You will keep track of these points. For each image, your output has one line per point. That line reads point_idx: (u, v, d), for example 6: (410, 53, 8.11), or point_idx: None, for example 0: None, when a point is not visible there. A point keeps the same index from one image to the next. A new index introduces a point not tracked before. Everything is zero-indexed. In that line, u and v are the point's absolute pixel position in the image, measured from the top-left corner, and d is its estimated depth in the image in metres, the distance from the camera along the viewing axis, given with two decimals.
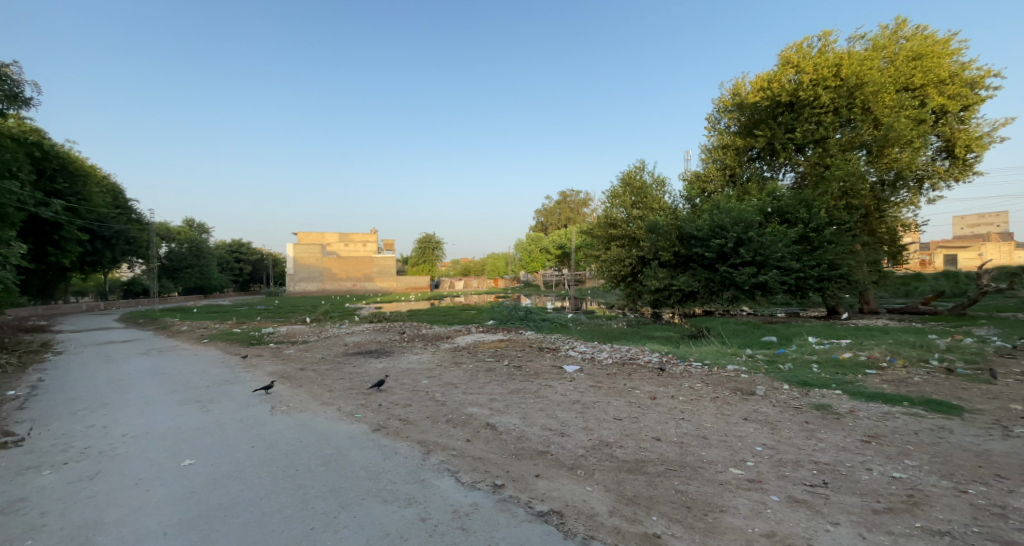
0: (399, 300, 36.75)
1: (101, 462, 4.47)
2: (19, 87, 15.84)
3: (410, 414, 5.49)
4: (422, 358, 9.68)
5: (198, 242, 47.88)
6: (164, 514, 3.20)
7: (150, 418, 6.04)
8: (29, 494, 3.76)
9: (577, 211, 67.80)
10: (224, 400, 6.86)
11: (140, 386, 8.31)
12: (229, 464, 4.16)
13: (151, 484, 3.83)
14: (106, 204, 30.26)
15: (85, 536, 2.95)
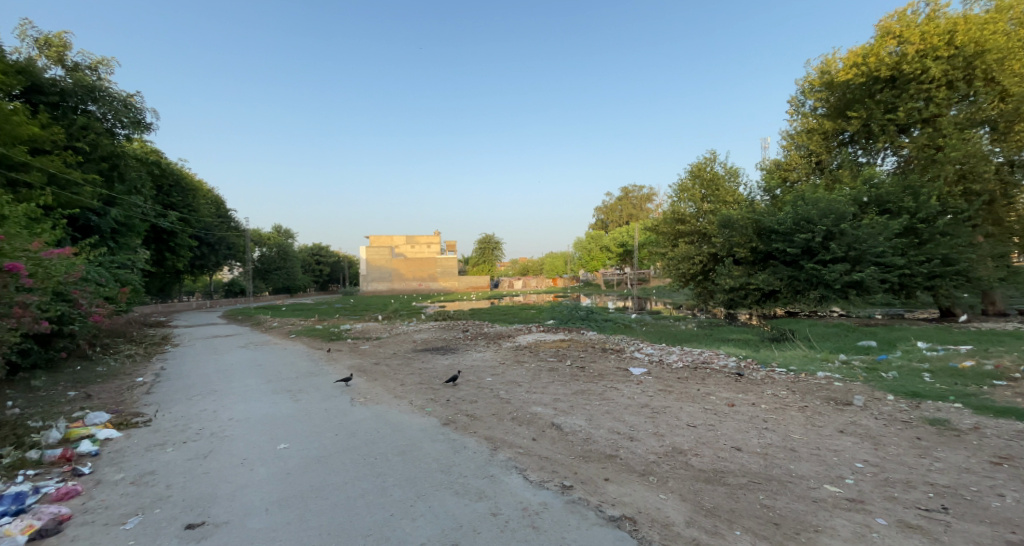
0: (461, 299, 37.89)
1: (212, 442, 5.11)
2: (140, 113, 18.92)
3: (476, 410, 5.65)
4: (486, 356, 9.89)
5: (285, 246, 52.83)
6: (265, 492, 3.57)
7: (250, 405, 6.80)
8: (157, 467, 4.41)
9: (640, 207, 65.46)
10: (311, 390, 7.52)
11: (240, 375, 9.37)
12: (317, 449, 4.57)
13: (254, 463, 4.31)
14: (211, 215, 34.29)
15: (203, 507, 3.38)
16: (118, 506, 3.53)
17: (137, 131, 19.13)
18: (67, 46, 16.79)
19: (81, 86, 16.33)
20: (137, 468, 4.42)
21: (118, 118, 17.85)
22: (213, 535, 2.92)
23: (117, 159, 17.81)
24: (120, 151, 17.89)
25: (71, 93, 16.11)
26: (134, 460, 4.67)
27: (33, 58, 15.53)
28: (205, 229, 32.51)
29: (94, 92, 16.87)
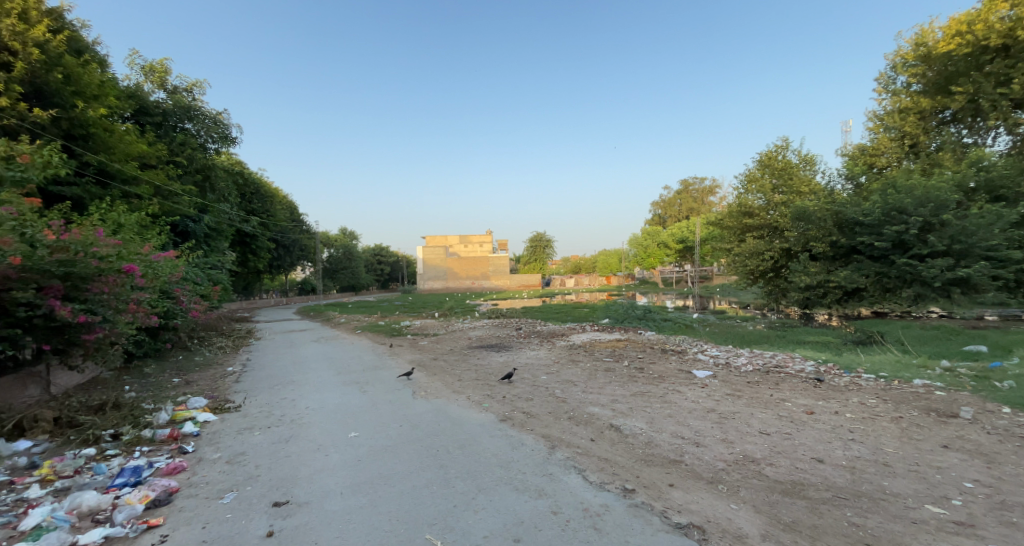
0: (514, 297, 38.23)
1: (292, 428, 5.58)
2: (227, 129, 21.15)
3: (533, 407, 5.67)
4: (541, 354, 9.91)
5: (350, 247, 56.26)
6: (339, 477, 3.83)
7: (323, 395, 7.33)
8: (247, 449, 4.89)
9: (701, 201, 62.24)
10: (377, 383, 7.95)
11: (314, 368, 10.12)
12: (384, 439, 4.83)
13: (329, 449, 4.65)
14: (286, 219, 37.23)
15: (287, 487, 3.70)
16: (216, 482, 3.95)
17: (224, 145, 21.42)
18: (168, 72, 18.97)
19: (178, 106, 18.43)
20: (229, 449, 4.92)
21: (208, 133, 19.93)
22: (296, 514, 3.19)
23: (208, 170, 19.84)
24: (210, 163, 19.94)
25: (170, 113, 18.22)
26: (227, 441, 5.21)
27: (142, 84, 17.76)
28: (281, 232, 35.36)
29: (190, 111, 19.02)
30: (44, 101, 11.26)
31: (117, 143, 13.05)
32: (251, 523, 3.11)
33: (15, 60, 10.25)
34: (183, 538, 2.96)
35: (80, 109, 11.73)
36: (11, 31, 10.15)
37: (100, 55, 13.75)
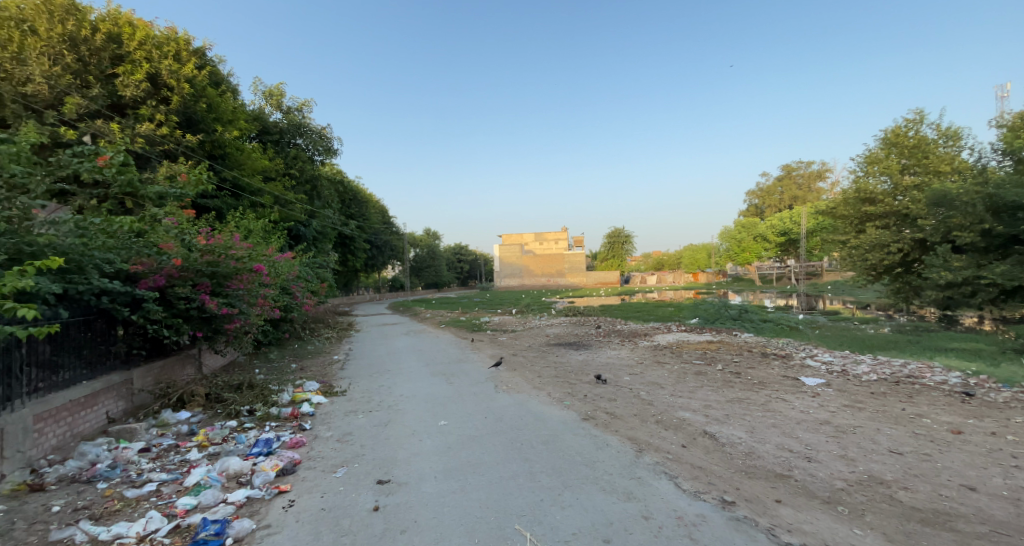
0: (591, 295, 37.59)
1: (389, 413, 6.08)
2: (331, 142, 23.46)
3: (616, 408, 5.53)
4: (622, 354, 9.63)
5: (433, 246, 59.46)
6: (432, 462, 4.09)
7: (414, 384, 7.88)
8: (352, 430, 5.42)
9: (807, 188, 55.73)
10: (462, 376, 8.33)
11: (405, 359, 10.91)
12: (471, 429, 5.05)
13: (422, 435, 4.98)
14: (378, 222, 40.41)
15: (388, 467, 4.04)
16: (329, 458, 4.45)
17: (328, 156, 23.80)
18: (283, 94, 21.60)
19: (291, 124, 20.92)
20: (338, 429, 5.51)
21: (315, 147, 22.34)
22: (396, 492, 3.46)
23: (315, 180, 22.22)
24: (317, 173, 22.32)
25: (285, 131, 20.75)
26: (337, 422, 5.84)
27: (263, 108, 20.47)
28: (375, 234, 38.46)
29: (300, 128, 21.43)
30: (193, 128, 13.45)
31: (245, 160, 15.19)
32: (360, 497, 3.45)
33: (173, 95, 12.42)
34: (305, 505, 3.38)
35: (218, 133, 13.87)
36: (170, 71, 12.28)
37: (231, 85, 16.10)
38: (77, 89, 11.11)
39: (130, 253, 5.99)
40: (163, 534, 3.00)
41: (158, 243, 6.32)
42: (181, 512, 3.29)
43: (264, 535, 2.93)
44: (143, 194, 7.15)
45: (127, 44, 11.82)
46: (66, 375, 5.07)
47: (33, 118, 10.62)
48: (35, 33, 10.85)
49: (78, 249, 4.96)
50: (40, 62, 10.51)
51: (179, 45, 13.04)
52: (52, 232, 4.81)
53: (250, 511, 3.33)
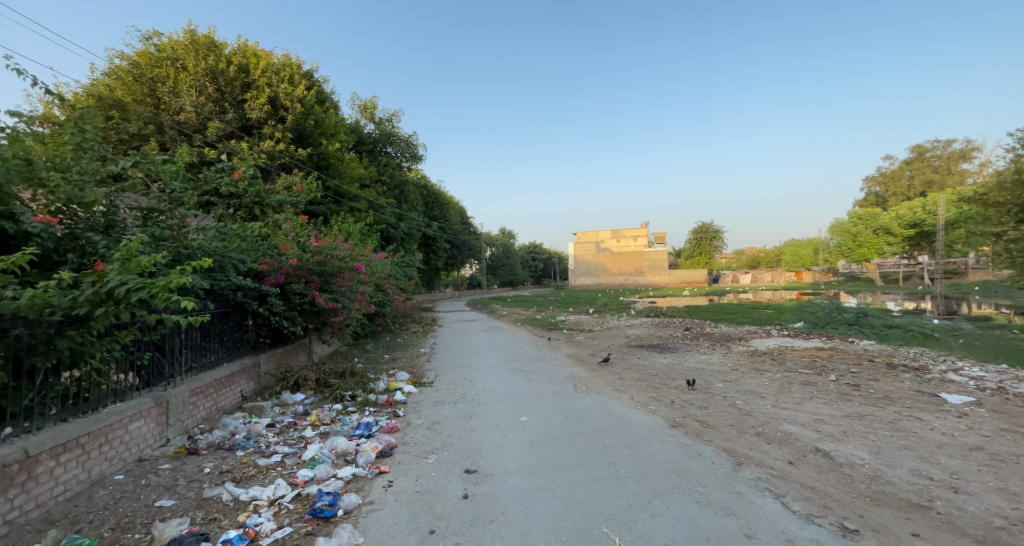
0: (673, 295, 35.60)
1: (472, 406, 6.31)
2: (417, 148, 24.92)
3: (708, 417, 5.19)
4: (713, 359, 8.98)
5: (508, 245, 60.49)
6: (516, 456, 4.17)
7: (494, 380, 8.08)
8: (440, 419, 5.73)
9: (943, 171, 47.38)
10: (542, 373, 8.37)
11: (486, 354, 11.25)
12: (553, 427, 5.06)
13: (505, 429, 5.09)
14: (457, 222, 41.98)
15: (474, 458, 4.21)
16: (420, 444, 4.75)
17: (415, 162, 25.30)
18: (376, 107, 23.42)
19: (382, 134, 22.62)
20: (428, 418, 5.85)
21: (402, 153, 23.92)
22: (483, 483, 3.59)
23: (403, 184, 23.77)
24: (404, 178, 23.88)
25: (377, 140, 22.50)
26: (426, 411, 6.20)
27: (359, 120, 22.37)
28: (454, 234, 40.11)
29: (391, 137, 23.07)
30: (303, 143, 15.17)
31: (345, 169, 16.74)
32: (450, 484, 3.63)
33: (287, 114, 14.10)
34: (403, 486, 3.65)
35: (323, 146, 15.46)
36: (286, 93, 13.96)
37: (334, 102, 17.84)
38: (216, 114, 13.09)
39: (258, 254, 6.96)
40: (288, 500, 3.43)
41: (277, 245, 7.25)
42: (301, 482, 3.74)
43: (369, 511, 3.22)
44: (267, 203, 8.23)
45: (253, 72, 13.64)
46: (212, 358, 6.02)
47: (185, 141, 12.72)
48: (186, 69, 12.95)
49: (220, 250, 5.86)
50: (190, 94, 12.55)
51: (292, 69, 14.74)
52: (202, 236, 5.75)
53: (357, 488, 3.68)
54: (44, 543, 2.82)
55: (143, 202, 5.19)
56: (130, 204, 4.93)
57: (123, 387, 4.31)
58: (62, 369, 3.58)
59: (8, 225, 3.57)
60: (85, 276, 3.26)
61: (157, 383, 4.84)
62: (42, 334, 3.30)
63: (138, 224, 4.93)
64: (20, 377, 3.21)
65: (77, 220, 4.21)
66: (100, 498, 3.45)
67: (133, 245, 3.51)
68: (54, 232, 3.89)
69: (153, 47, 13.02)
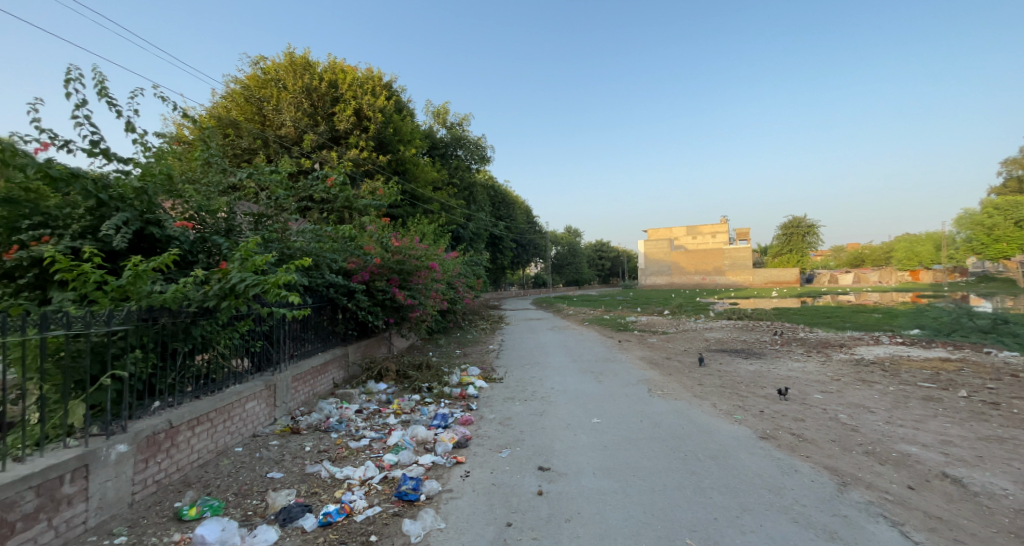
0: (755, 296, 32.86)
1: (543, 404, 6.33)
2: (486, 150, 25.50)
3: (804, 430, 4.72)
4: (807, 367, 8.15)
5: (575, 244, 59.79)
6: (590, 457, 4.12)
7: (564, 379, 8.03)
8: (511, 415, 5.82)
9: None
10: (613, 375, 8.16)
11: (554, 353, 11.22)
12: (627, 430, 4.92)
13: (577, 430, 5.04)
14: (523, 222, 42.34)
15: (547, 456, 4.22)
16: (494, 438, 4.87)
17: (484, 163, 25.91)
18: (448, 111, 24.32)
19: (453, 138, 23.43)
20: (500, 413, 5.97)
21: (472, 156, 24.62)
22: (558, 481, 3.60)
23: (472, 186, 24.50)
24: (473, 179, 24.60)
25: (449, 144, 23.37)
26: (498, 406, 6.34)
27: (432, 126, 23.39)
28: (521, 233, 40.56)
29: (461, 139, 23.82)
30: (384, 150, 16.22)
31: (420, 173, 17.62)
32: (524, 479, 3.68)
33: (370, 124, 15.18)
34: (479, 478, 3.76)
35: (401, 152, 16.41)
36: (369, 104, 15.02)
37: (410, 109, 18.83)
38: (310, 127, 14.44)
39: (347, 253, 7.57)
40: (377, 481, 3.70)
41: (362, 245, 7.84)
42: (387, 466, 4.02)
43: (448, 498, 3.37)
44: (355, 207, 8.91)
45: (341, 87, 14.85)
46: (309, 347, 6.66)
47: (285, 153, 14.19)
48: (286, 88, 14.44)
49: (316, 250, 6.41)
50: (289, 110, 13.96)
51: (374, 82, 15.84)
52: (303, 237, 6.24)
53: (437, 475, 3.87)
54: (183, 502, 3.30)
55: (255, 208, 5.89)
56: (245, 210, 5.62)
57: (241, 371, 4.91)
58: (196, 353, 4.18)
59: (155, 230, 4.26)
60: (212, 274, 3.78)
61: (267, 368, 5.46)
62: (181, 323, 3.89)
63: (251, 228, 5.59)
64: (167, 358, 3.80)
65: (204, 225, 4.89)
66: (224, 467, 3.98)
67: (250, 246, 3.99)
68: (188, 235, 4.55)
69: (260, 70, 14.64)
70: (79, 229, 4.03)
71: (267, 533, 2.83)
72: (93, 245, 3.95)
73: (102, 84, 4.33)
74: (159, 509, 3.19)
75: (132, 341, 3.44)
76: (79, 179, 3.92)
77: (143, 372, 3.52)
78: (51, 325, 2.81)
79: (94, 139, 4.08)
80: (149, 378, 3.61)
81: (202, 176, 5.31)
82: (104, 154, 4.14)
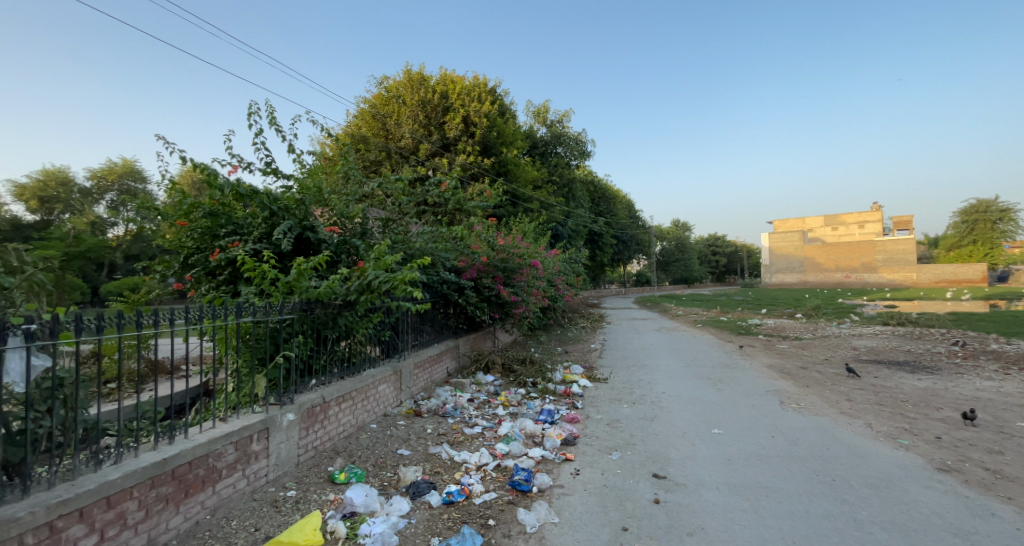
0: (916, 296, 27.14)
1: (654, 409, 6.02)
2: (586, 145, 25.09)
3: (1003, 466, 3.78)
4: (1002, 388, 6.49)
5: (683, 239, 55.80)
6: (711, 470, 3.81)
7: (676, 384, 7.54)
8: (620, 417, 5.66)
9: None
10: (733, 383, 7.42)
11: (663, 355, 10.60)
12: (755, 445, 4.44)
13: (694, 439, 4.70)
14: (625, 217, 40.79)
15: (662, 463, 4.01)
16: (603, 439, 4.78)
17: (584, 159, 25.55)
18: (548, 110, 24.45)
19: (554, 135, 23.45)
20: (607, 414, 5.84)
21: (572, 152, 24.42)
22: (676, 492, 3.40)
23: (571, 183, 24.40)
24: (572, 176, 24.43)
25: (549, 142, 23.46)
26: (605, 407, 6.21)
27: (533, 126, 23.71)
28: (622, 229, 39.16)
29: (561, 137, 23.77)
30: (488, 153, 16.97)
31: (521, 173, 18.04)
32: (638, 485, 3.55)
33: (477, 129, 16.01)
34: (590, 477, 3.73)
35: (504, 154, 17.01)
36: (475, 111, 15.84)
37: (513, 111, 19.34)
38: (424, 137, 15.73)
39: (457, 252, 8.07)
40: (491, 468, 3.90)
41: (470, 245, 8.28)
42: (499, 454, 4.21)
43: (560, 493, 3.41)
44: (465, 208, 9.44)
45: (450, 97, 15.88)
46: (427, 338, 7.26)
47: (404, 161, 15.60)
48: (405, 103, 15.93)
49: (433, 249, 6.93)
50: (407, 123, 15.37)
51: (480, 88, 16.64)
52: (422, 237, 6.83)
53: (547, 470, 3.93)
54: (334, 467, 3.86)
55: (384, 213, 6.57)
56: (375, 215, 6.34)
57: (373, 357, 5.55)
58: (341, 339, 4.84)
59: (310, 235, 5.04)
60: (353, 272, 4.34)
61: (393, 356, 6.10)
62: (329, 313, 4.54)
63: (380, 231, 6.28)
64: (320, 343, 4.46)
65: (345, 229, 5.63)
66: (363, 440, 4.54)
67: (382, 248, 4.47)
68: (334, 238, 5.29)
69: (383, 89, 16.35)
70: (258, 235, 4.94)
71: (400, 503, 3.17)
72: (268, 248, 4.82)
73: (272, 115, 5.24)
74: (317, 471, 3.78)
75: (296, 328, 4.11)
76: (259, 195, 4.82)
77: (304, 353, 4.19)
78: (243, 313, 3.49)
79: (268, 161, 4.96)
80: (309, 359, 4.28)
81: (343, 188, 6.12)
82: (274, 172, 5.01)
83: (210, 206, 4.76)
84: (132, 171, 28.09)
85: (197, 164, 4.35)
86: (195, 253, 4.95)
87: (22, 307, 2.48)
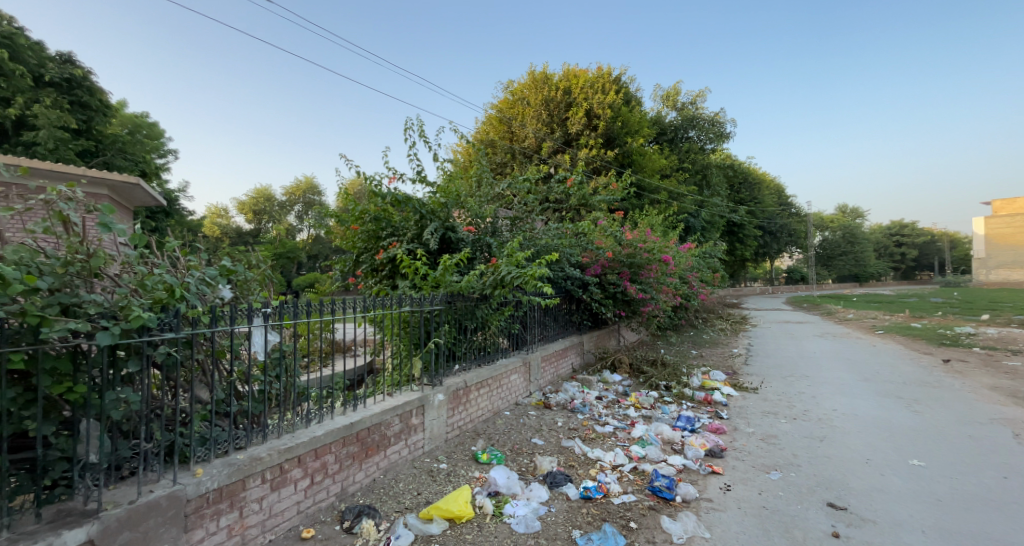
0: None
1: (821, 427, 5.14)
2: (724, 126, 22.56)
3: None
4: None
5: (852, 228, 46.42)
6: (910, 508, 3.11)
7: (849, 401, 6.32)
8: (777, 433, 4.96)
9: None
10: (935, 405, 5.91)
11: (827, 366, 8.99)
12: (977, 486, 3.47)
13: (882, 468, 3.87)
14: (773, 204, 35.57)
15: (838, 491, 3.41)
16: (757, 455, 4.26)
17: (721, 141, 23.05)
18: (679, 92, 22.63)
19: (684, 119, 21.66)
20: (759, 427, 5.18)
21: (706, 135, 22.24)
22: (861, 528, 2.85)
23: (705, 169, 22.26)
24: (707, 161, 22.22)
25: (679, 127, 21.78)
26: (756, 420, 5.51)
27: (661, 111, 22.22)
28: (769, 218, 34.20)
29: (694, 120, 21.81)
30: (612, 145, 16.45)
31: (648, 163, 17.10)
32: (809, 512, 3.07)
33: (600, 121, 15.67)
34: (744, 495, 3.35)
35: (629, 144, 16.28)
36: (598, 102, 15.54)
37: (639, 98, 18.43)
38: (548, 134, 15.98)
39: (582, 247, 8.01)
40: (628, 469, 3.79)
41: (595, 240, 8.14)
42: (635, 456, 4.06)
43: (708, 508, 3.14)
44: (590, 203, 9.29)
45: (574, 92, 15.89)
46: (553, 333, 7.37)
47: (528, 161, 16.00)
48: (529, 103, 16.38)
49: (559, 245, 7.02)
50: (531, 122, 15.78)
51: (603, 79, 16.31)
52: (548, 233, 6.96)
53: (690, 480, 3.65)
54: (477, 447, 4.18)
55: (512, 211, 6.86)
56: (505, 213, 6.66)
57: (505, 348, 5.84)
58: (479, 330, 5.19)
59: (451, 236, 5.52)
60: (489, 269, 4.65)
61: (523, 348, 6.34)
62: (468, 306, 4.91)
63: (509, 230, 6.55)
64: (462, 332, 4.85)
65: (479, 228, 6.03)
66: (499, 426, 4.81)
67: (514, 244, 4.67)
68: (471, 237, 5.71)
69: (509, 93, 17.06)
70: (411, 235, 5.59)
71: (540, 491, 3.27)
72: (419, 247, 5.44)
73: (420, 129, 5.89)
74: (462, 449, 4.13)
75: (442, 318, 4.54)
76: (411, 200, 5.48)
77: (449, 341, 4.60)
78: (403, 303, 3.98)
79: (417, 170, 5.58)
80: (452, 346, 4.69)
81: (477, 190, 6.57)
82: (422, 180, 5.61)
83: (374, 212, 5.56)
84: (313, 187, 33.86)
85: (366, 177, 5.14)
86: (363, 253, 5.83)
87: (258, 294, 3.22)
